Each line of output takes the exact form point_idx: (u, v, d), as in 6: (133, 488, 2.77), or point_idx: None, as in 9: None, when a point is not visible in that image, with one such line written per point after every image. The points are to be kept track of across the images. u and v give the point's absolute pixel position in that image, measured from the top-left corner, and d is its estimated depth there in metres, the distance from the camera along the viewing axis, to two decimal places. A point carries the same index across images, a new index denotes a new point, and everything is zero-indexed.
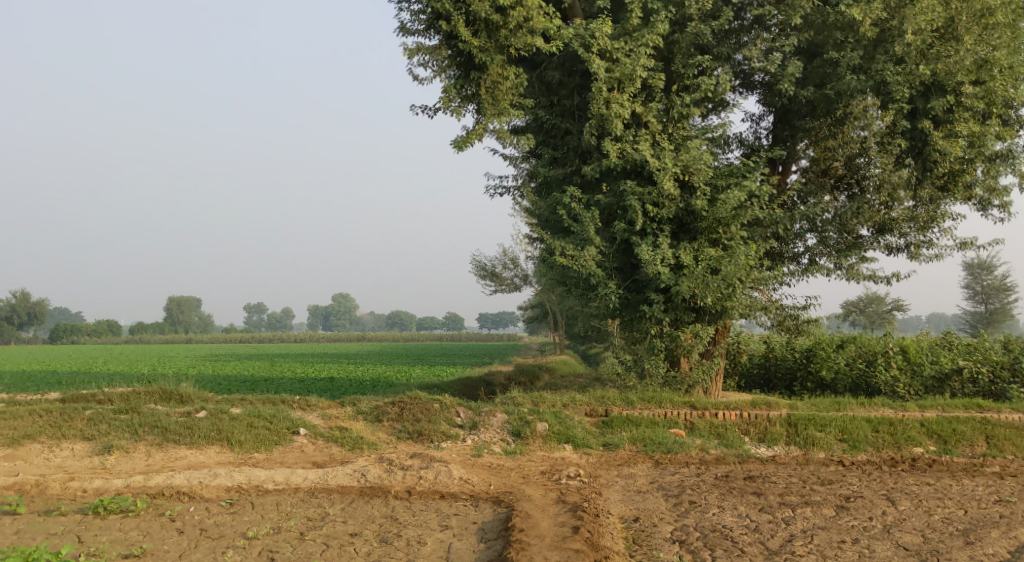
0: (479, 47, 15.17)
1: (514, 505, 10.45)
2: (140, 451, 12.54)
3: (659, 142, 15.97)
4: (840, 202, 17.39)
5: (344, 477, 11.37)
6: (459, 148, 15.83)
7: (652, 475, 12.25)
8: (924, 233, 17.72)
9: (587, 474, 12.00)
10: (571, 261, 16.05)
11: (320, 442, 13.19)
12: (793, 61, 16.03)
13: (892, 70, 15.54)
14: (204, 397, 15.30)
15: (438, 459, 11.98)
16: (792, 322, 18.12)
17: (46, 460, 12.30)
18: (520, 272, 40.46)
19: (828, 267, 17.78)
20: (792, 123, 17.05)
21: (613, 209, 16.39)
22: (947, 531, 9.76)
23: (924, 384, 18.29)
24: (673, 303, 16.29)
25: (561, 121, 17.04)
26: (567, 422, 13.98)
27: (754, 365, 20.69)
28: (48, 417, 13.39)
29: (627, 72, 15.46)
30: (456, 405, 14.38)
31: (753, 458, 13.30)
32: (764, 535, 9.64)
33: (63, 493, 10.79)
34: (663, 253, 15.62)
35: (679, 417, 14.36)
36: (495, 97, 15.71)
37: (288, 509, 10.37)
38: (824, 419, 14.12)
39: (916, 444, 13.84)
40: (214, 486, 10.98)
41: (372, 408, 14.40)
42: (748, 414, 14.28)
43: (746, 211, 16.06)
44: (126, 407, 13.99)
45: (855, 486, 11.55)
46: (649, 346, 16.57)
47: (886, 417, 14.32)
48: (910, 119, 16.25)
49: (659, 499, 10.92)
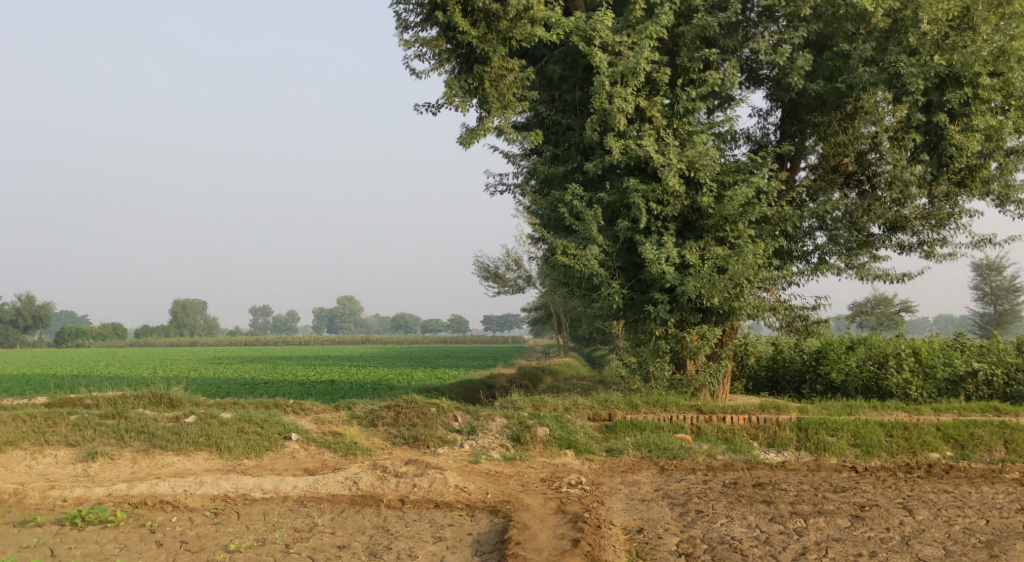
0: (479, 38, 14.74)
1: (511, 515, 9.96)
2: (126, 458, 12.06)
3: (663, 137, 15.46)
4: (851, 199, 16.98)
5: (335, 486, 10.90)
6: (465, 145, 15.32)
7: (657, 482, 11.74)
8: (938, 230, 17.27)
9: (589, 482, 11.50)
10: (573, 261, 15.56)
11: (312, 447, 12.69)
12: (803, 53, 15.48)
13: (907, 61, 14.99)
14: (195, 401, 14.84)
15: (434, 466, 11.49)
16: (802, 323, 17.65)
17: (27, 467, 11.80)
18: (525, 273, 39.97)
19: (838, 266, 17.30)
20: (801, 118, 16.55)
21: (616, 208, 15.89)
22: (969, 543, 9.23)
23: (937, 387, 17.76)
24: (679, 304, 15.76)
25: (562, 116, 16.54)
26: (569, 427, 13.47)
27: (762, 367, 20.20)
28: (32, 422, 12.94)
29: (630, 66, 14.94)
30: (455, 409, 13.90)
31: (762, 464, 12.80)
32: (775, 547, 9.12)
33: (42, 503, 10.32)
34: (668, 252, 15.13)
35: (685, 422, 13.84)
36: (499, 90, 15.13)
37: (275, 519, 9.91)
38: (835, 423, 13.58)
39: (932, 449, 13.30)
40: (199, 495, 10.51)
41: (367, 412, 13.94)
42: (757, 418, 13.75)
43: (754, 208, 15.49)
44: (113, 411, 13.53)
45: (870, 494, 11.03)
46: (654, 348, 16.00)
47: (901, 421, 13.77)
48: (924, 113, 15.76)
49: (664, 509, 10.42)
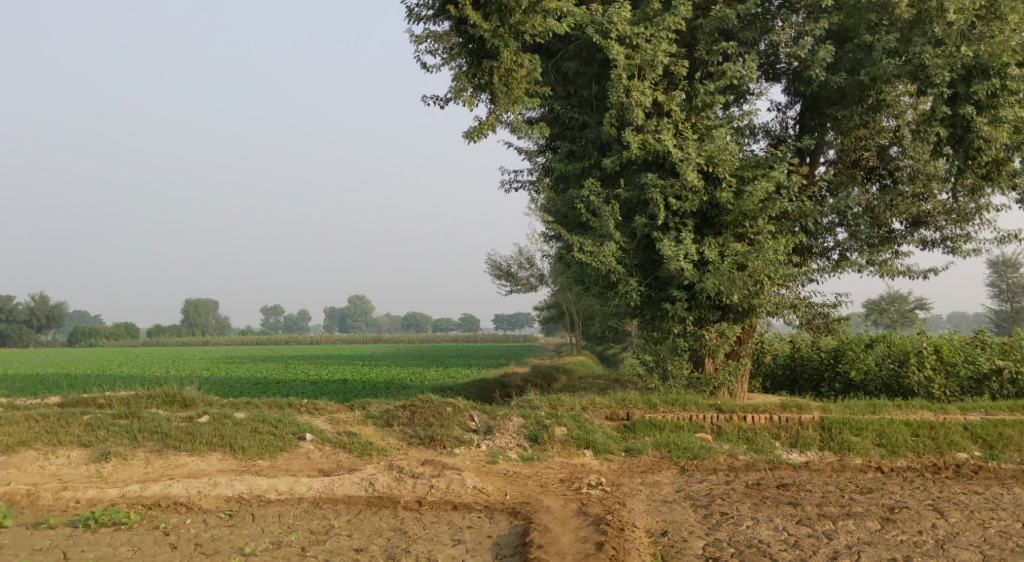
0: (491, 31, 14.47)
1: (531, 518, 9.75)
2: (139, 459, 11.91)
3: (682, 131, 15.21)
4: (872, 193, 16.86)
5: (351, 487, 10.71)
6: (471, 140, 15.12)
7: (678, 483, 11.51)
8: (963, 225, 16.98)
9: (609, 483, 11.26)
10: (589, 258, 15.29)
11: (327, 448, 12.51)
12: (825, 45, 15.17)
13: (932, 52, 14.66)
14: (208, 401, 14.69)
15: (451, 466, 11.30)
16: (822, 320, 17.38)
17: (40, 468, 11.65)
18: (537, 272, 39.78)
19: (860, 263, 17.03)
20: (821, 111, 16.23)
21: (634, 204, 15.67)
22: (1007, 547, 8.95)
23: (960, 385, 17.44)
24: (697, 301, 15.50)
25: (578, 112, 16.31)
26: (587, 427, 13.23)
27: (779, 365, 20.00)
28: (45, 422, 12.81)
29: (647, 59, 14.70)
30: (471, 409, 13.70)
31: (785, 465, 12.55)
32: (805, 551, 8.86)
33: (54, 505, 10.17)
34: (686, 248, 14.78)
35: (705, 421, 13.57)
36: (509, 84, 14.94)
37: (291, 521, 9.74)
38: (860, 423, 13.30)
39: (960, 449, 13.00)
40: (213, 496, 10.34)
41: (382, 412, 13.74)
42: (779, 418, 13.45)
43: (774, 203, 15.22)
44: (126, 411, 13.38)
45: (898, 496, 10.75)
46: (672, 346, 15.78)
47: (927, 420, 13.47)
48: (950, 105, 15.45)
49: (687, 510, 10.18)
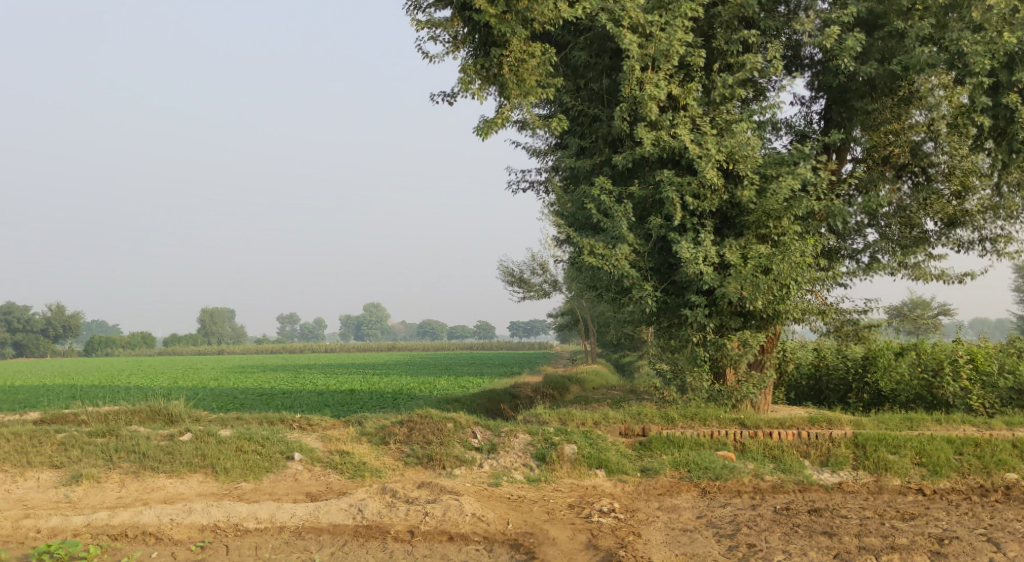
0: (497, 17, 13.25)
1: (535, 552, 8.79)
2: (113, 481, 10.98)
3: (699, 126, 14.18)
4: (904, 192, 15.88)
5: (337, 514, 9.71)
6: (483, 135, 14.12)
7: (699, 507, 10.46)
8: (1004, 224, 15.87)
9: (623, 509, 10.22)
10: (601, 262, 14.23)
11: (316, 468, 11.56)
12: (853, 33, 14.08)
13: (971, 39, 13.62)
14: (195, 416, 13.77)
15: (449, 491, 10.27)
16: (852, 327, 16.36)
17: (6, 492, 10.71)
18: (549, 277, 38.72)
19: (892, 265, 15.89)
20: (851, 105, 15.01)
21: (648, 203, 14.64)
22: None
23: (1001, 397, 16.20)
24: (718, 307, 14.38)
25: (589, 106, 15.37)
26: (598, 444, 12.18)
27: (802, 376, 18.94)
28: (16, 441, 11.93)
29: (662, 49, 13.74)
30: (473, 425, 12.71)
31: (816, 486, 11.44)
32: None
33: (12, 535, 9.27)
34: (706, 250, 13.72)
35: (728, 438, 12.49)
36: (520, 76, 13.86)
37: (267, 556, 8.84)
38: (897, 440, 12.17)
39: (1009, 468, 11.82)
40: (186, 526, 9.43)
41: (377, 429, 12.76)
42: (808, 434, 12.36)
43: (800, 202, 14.05)
44: (104, 428, 12.46)
45: (946, 523, 9.63)
46: (690, 356, 14.67)
47: (971, 437, 12.32)
48: (991, 94, 14.29)
49: (710, 541, 9.14)
